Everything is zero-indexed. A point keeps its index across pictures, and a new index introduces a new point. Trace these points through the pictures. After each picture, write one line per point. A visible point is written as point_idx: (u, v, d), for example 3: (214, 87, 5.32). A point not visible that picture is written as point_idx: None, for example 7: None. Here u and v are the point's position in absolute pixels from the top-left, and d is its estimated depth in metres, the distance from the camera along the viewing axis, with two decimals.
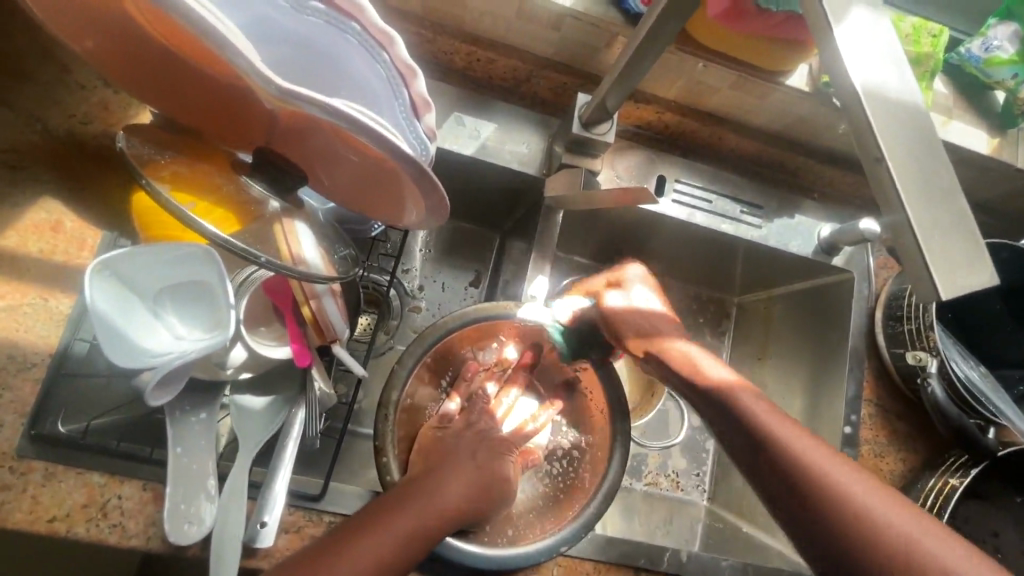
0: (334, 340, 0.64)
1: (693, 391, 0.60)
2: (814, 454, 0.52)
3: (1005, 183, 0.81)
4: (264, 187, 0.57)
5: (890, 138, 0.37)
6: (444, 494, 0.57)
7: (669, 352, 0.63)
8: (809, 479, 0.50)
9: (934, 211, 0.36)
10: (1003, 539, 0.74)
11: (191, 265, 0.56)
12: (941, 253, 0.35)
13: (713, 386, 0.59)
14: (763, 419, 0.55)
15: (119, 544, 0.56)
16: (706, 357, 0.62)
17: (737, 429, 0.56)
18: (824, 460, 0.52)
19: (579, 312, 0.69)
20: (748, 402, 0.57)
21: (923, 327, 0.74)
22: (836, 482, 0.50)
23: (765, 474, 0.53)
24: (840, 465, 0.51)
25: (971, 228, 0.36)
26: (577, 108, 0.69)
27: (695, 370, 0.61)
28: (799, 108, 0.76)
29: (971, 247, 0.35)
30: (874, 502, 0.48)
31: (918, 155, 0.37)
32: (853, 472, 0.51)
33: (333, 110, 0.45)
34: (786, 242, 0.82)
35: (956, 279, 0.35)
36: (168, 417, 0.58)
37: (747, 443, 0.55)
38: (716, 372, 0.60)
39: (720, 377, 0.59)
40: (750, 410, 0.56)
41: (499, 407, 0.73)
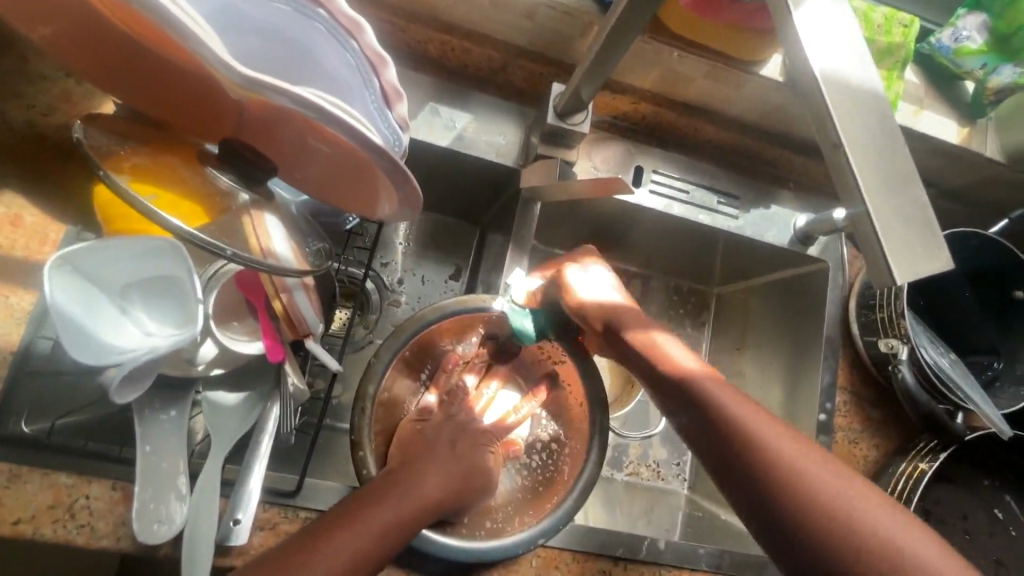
0: (308, 335, 0.62)
1: (654, 378, 0.59)
2: (777, 440, 0.51)
3: (976, 172, 0.82)
4: (231, 179, 0.55)
5: (849, 126, 0.37)
6: (422, 488, 0.56)
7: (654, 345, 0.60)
8: (747, 445, 0.51)
9: (894, 200, 0.36)
10: (972, 522, 0.75)
11: (159, 260, 0.55)
12: (898, 243, 0.35)
13: (677, 372, 0.57)
14: (734, 412, 0.53)
15: (88, 545, 0.55)
16: (673, 342, 0.61)
17: (701, 421, 0.55)
18: (768, 431, 0.52)
19: (536, 291, 0.68)
20: (716, 392, 0.55)
21: (895, 315, 0.74)
22: (776, 450, 0.51)
23: (726, 466, 0.52)
24: (800, 451, 0.51)
25: (929, 218, 0.36)
26: (551, 99, 0.69)
27: (671, 362, 0.58)
28: (774, 98, 0.76)
29: (930, 238, 0.36)
30: (813, 473, 0.49)
31: (881, 145, 0.37)
32: (817, 459, 0.50)
33: (300, 101, 0.44)
34: (763, 232, 0.82)
35: (916, 267, 0.35)
36: (138, 415, 0.57)
37: (697, 415, 0.55)
38: (684, 359, 0.59)
39: (683, 364, 0.58)
40: (712, 395, 0.55)
41: (479, 400, 0.73)
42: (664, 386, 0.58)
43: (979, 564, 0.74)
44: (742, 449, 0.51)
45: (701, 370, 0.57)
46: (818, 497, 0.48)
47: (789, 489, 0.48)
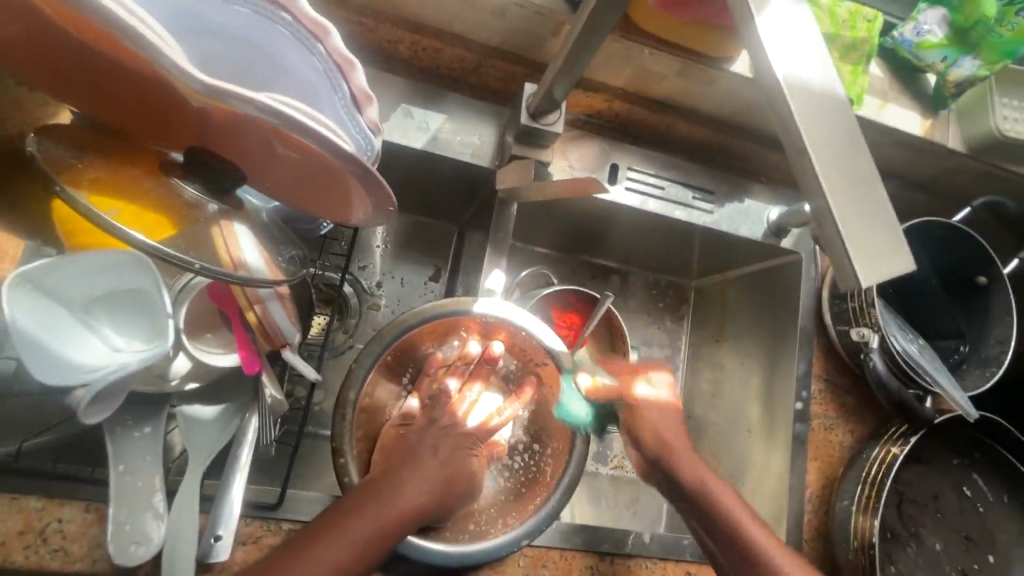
0: (285, 345, 0.60)
1: (677, 490, 0.67)
2: (742, 519, 0.62)
3: (942, 161, 0.84)
4: (197, 188, 0.54)
5: (812, 128, 0.38)
6: (403, 494, 0.56)
7: (669, 440, 0.69)
8: (732, 530, 0.61)
9: (854, 198, 0.37)
10: (942, 500, 0.78)
11: (125, 273, 0.53)
12: (862, 242, 0.36)
13: (683, 464, 0.67)
14: (748, 531, 0.61)
15: (62, 569, 0.54)
16: (672, 423, 0.71)
17: (725, 542, 0.61)
18: (741, 513, 0.63)
19: (601, 385, 0.72)
20: (703, 475, 0.66)
21: (865, 305, 0.75)
22: (745, 527, 0.61)
23: (719, 549, 0.62)
24: (753, 522, 0.62)
25: (891, 217, 0.37)
26: (525, 99, 0.68)
27: (681, 447, 0.69)
28: (744, 93, 0.76)
29: (892, 236, 0.37)
30: (765, 543, 0.60)
31: (841, 143, 0.38)
32: (766, 532, 0.61)
33: (269, 110, 0.44)
34: (737, 226, 0.83)
35: (878, 267, 0.36)
36: (109, 433, 0.55)
37: (694, 502, 0.65)
38: (680, 431, 0.71)
39: (705, 480, 0.66)
40: (697, 476, 0.66)
41: (461, 403, 0.71)
42: (686, 498, 0.66)
43: (949, 540, 0.77)
44: (730, 533, 0.61)
45: (716, 483, 0.65)
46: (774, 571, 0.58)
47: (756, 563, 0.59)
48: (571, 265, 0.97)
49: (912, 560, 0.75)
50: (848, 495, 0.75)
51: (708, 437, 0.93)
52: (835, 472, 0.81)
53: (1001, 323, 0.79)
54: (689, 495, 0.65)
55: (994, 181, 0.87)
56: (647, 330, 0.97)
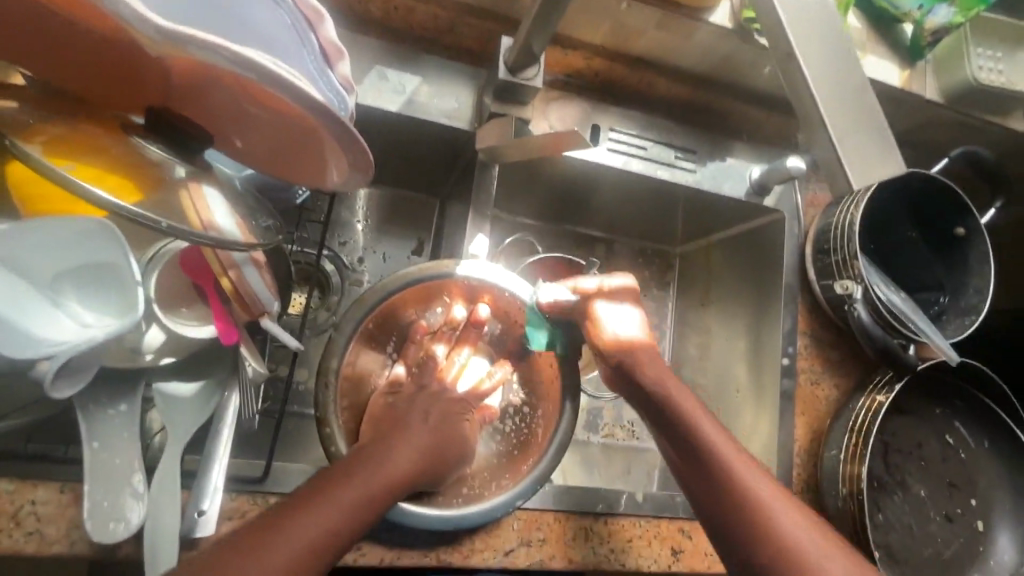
0: (263, 314, 0.58)
1: (655, 413, 0.64)
2: (710, 433, 0.60)
3: (920, 113, 0.84)
4: (162, 149, 0.51)
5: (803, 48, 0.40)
6: (390, 464, 0.54)
7: (636, 348, 0.67)
8: (696, 440, 0.60)
9: (844, 103, 0.39)
10: (927, 449, 0.80)
11: (88, 243, 0.50)
12: (853, 145, 0.38)
13: (654, 376, 0.65)
14: (714, 444, 0.59)
15: (39, 552, 0.52)
16: (653, 358, 0.67)
17: (694, 458, 0.59)
18: (707, 426, 0.61)
19: (560, 302, 0.67)
20: (661, 375, 0.65)
21: (849, 256, 0.76)
22: (709, 439, 0.60)
23: (685, 463, 0.60)
24: (731, 445, 0.60)
25: (883, 126, 0.39)
26: (501, 54, 0.66)
27: (657, 373, 0.65)
28: (723, 46, 0.75)
29: (884, 145, 0.38)
30: (742, 469, 0.58)
31: (833, 63, 0.40)
32: (739, 455, 0.59)
33: (236, 57, 0.41)
34: (719, 185, 0.82)
35: (870, 169, 0.38)
36: (81, 411, 0.53)
37: (658, 408, 0.63)
38: (660, 368, 0.66)
39: (711, 435, 0.60)
40: (677, 396, 0.63)
41: (450, 368, 0.69)
42: (663, 421, 0.63)
43: (933, 488, 0.79)
44: (692, 443, 0.60)
45: (678, 390, 0.64)
46: (748, 496, 0.56)
47: (724, 478, 0.57)
48: (556, 234, 0.96)
49: (898, 507, 0.77)
50: (836, 445, 0.76)
51: None
52: (822, 426, 0.82)
53: (979, 273, 0.80)
54: (657, 408, 0.64)
55: (970, 132, 0.88)
56: None
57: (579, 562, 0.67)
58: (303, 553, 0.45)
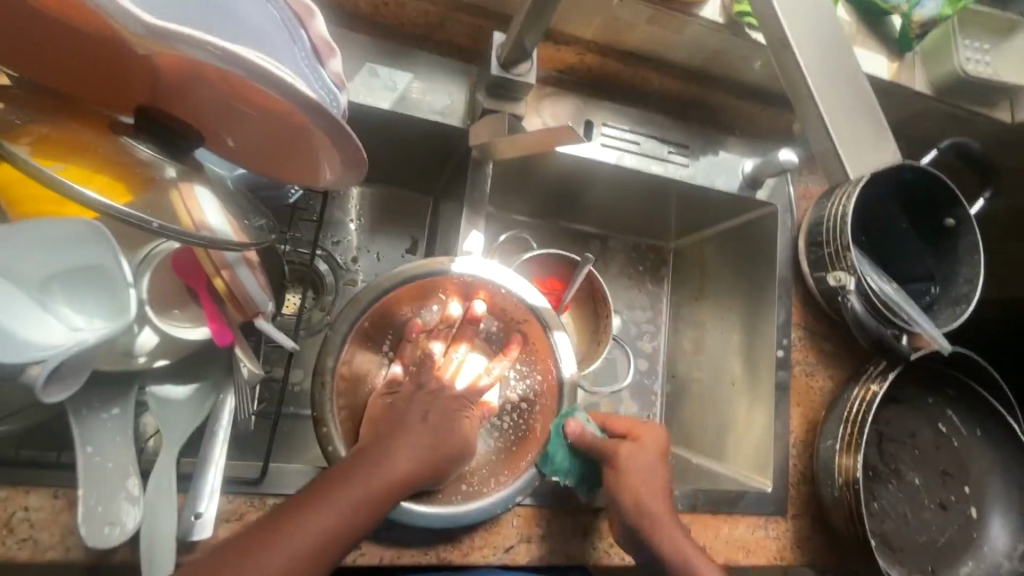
0: (256, 314, 0.58)
1: (651, 560, 0.58)
2: (684, 552, 0.57)
3: (909, 104, 0.85)
4: (152, 149, 0.50)
5: (828, 104, 0.68)
6: (391, 465, 0.53)
7: (653, 509, 0.59)
8: (684, 571, 0.56)
9: None
10: (920, 438, 0.81)
11: (75, 246, 0.49)
12: None
13: (654, 526, 0.58)
14: (690, 564, 0.57)
15: (32, 559, 0.51)
16: (655, 490, 0.60)
17: None
18: (687, 548, 0.57)
19: (589, 432, 0.64)
20: (663, 525, 0.58)
21: (842, 248, 0.76)
22: (685, 557, 0.57)
23: None
24: (685, 538, 0.58)
25: None
26: (494, 50, 0.66)
27: (662, 524, 0.58)
28: (715, 41, 0.75)
29: None
30: (695, 560, 0.57)
31: None
32: (692, 545, 0.58)
33: (222, 53, 0.40)
34: (712, 179, 0.83)
35: None
36: (72, 416, 0.52)
37: (647, 551, 0.58)
38: (668, 521, 0.59)
39: (690, 558, 0.57)
40: (672, 542, 0.57)
41: (448, 365, 0.69)
42: (663, 574, 0.57)
43: (927, 476, 0.80)
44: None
45: (686, 542, 0.58)
46: None
47: None
48: (550, 231, 0.97)
49: (892, 495, 0.78)
50: (832, 436, 0.76)
51: (692, 393, 0.94)
52: (818, 417, 0.83)
53: (969, 263, 0.80)
54: (652, 554, 0.58)
55: (957, 124, 0.89)
56: (631, 294, 1.00)
57: (579, 557, 0.67)
58: (302, 562, 0.45)
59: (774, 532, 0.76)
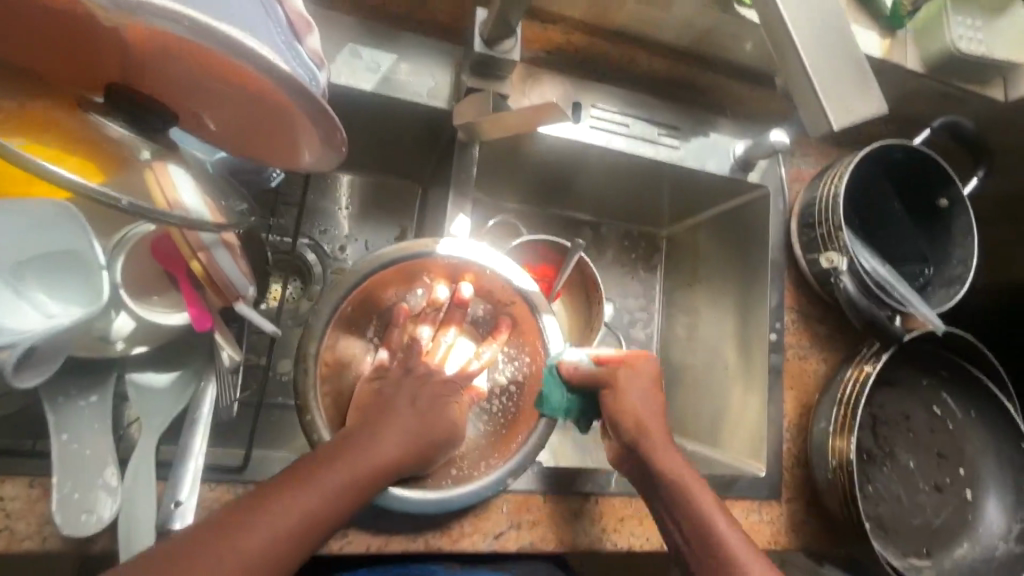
0: (238, 298, 0.56)
1: (649, 481, 0.59)
2: (677, 472, 0.58)
3: (902, 83, 0.84)
4: (121, 126, 0.48)
5: (811, 52, 0.59)
6: (375, 450, 0.52)
7: (650, 428, 0.60)
8: (677, 488, 0.57)
9: (833, 69, 0.60)
10: (913, 420, 0.80)
11: (47, 229, 0.48)
12: (837, 97, 0.59)
13: (650, 447, 0.59)
14: (685, 482, 0.57)
15: (9, 549, 0.50)
16: (654, 413, 0.61)
17: (679, 516, 0.56)
18: (681, 468, 0.58)
19: (581, 366, 0.64)
20: (657, 444, 0.59)
21: (834, 228, 0.76)
22: (677, 476, 0.57)
23: (670, 516, 0.57)
24: (681, 461, 0.59)
25: (864, 75, 0.60)
26: (476, 27, 0.65)
27: (659, 443, 0.59)
28: (702, 18, 0.74)
29: (864, 90, 0.59)
30: (689, 482, 0.57)
31: (825, 47, 0.60)
32: (685, 466, 0.59)
33: (196, 27, 0.39)
34: (703, 161, 0.82)
35: (852, 111, 0.59)
36: (47, 403, 0.51)
37: (644, 470, 0.59)
38: (664, 438, 0.60)
39: (685, 483, 0.57)
40: (664, 462, 0.58)
41: (436, 350, 0.67)
42: (660, 493, 0.58)
43: (921, 459, 0.79)
44: (674, 495, 0.57)
45: (681, 466, 0.58)
46: (693, 507, 0.56)
47: (688, 507, 0.56)
48: (542, 218, 0.96)
49: (886, 477, 0.78)
50: (825, 418, 0.76)
51: (686, 380, 0.94)
52: (811, 400, 0.82)
53: (963, 243, 0.80)
54: (649, 474, 0.59)
55: (949, 103, 0.88)
56: (622, 282, 0.99)
57: (569, 542, 0.66)
58: (276, 547, 0.44)
59: (768, 516, 0.75)
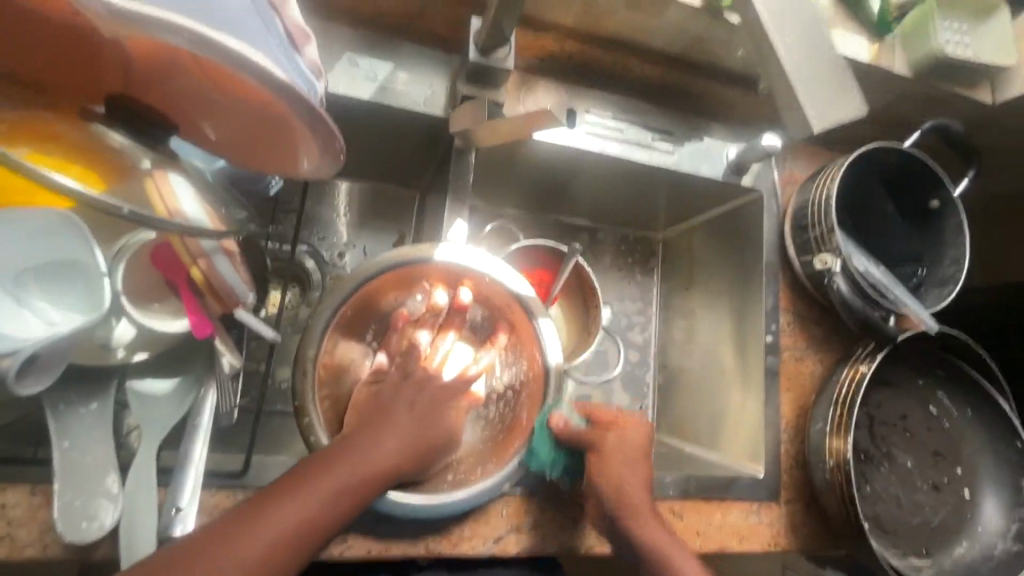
0: (238, 305, 0.57)
1: (632, 549, 0.61)
2: (660, 538, 0.60)
3: (891, 87, 0.85)
4: (123, 137, 0.49)
5: (793, 56, 0.60)
6: (374, 456, 0.52)
7: (633, 501, 0.61)
8: (660, 559, 0.59)
9: (814, 73, 0.60)
10: (910, 420, 0.81)
11: (50, 237, 0.49)
12: (819, 100, 0.59)
13: (637, 512, 0.61)
14: (666, 553, 0.59)
15: (10, 556, 0.51)
16: (637, 478, 0.63)
17: None
18: (663, 536, 0.60)
19: (572, 425, 0.65)
20: (642, 514, 0.61)
21: (827, 230, 0.77)
22: (660, 544, 0.59)
23: None
24: (663, 528, 0.61)
25: (845, 82, 0.60)
26: (472, 35, 0.66)
27: (641, 516, 0.61)
28: (693, 26, 0.75)
29: (845, 94, 0.60)
30: (671, 547, 0.60)
31: (808, 52, 0.61)
32: (667, 533, 0.61)
33: (197, 38, 0.40)
34: (697, 166, 0.83)
35: (834, 114, 0.59)
36: (49, 411, 0.51)
37: (626, 538, 0.61)
38: (647, 509, 0.61)
39: (666, 547, 0.60)
40: (650, 532, 0.60)
41: (434, 356, 0.65)
42: (641, 562, 0.60)
43: (919, 458, 0.79)
44: (657, 568, 0.59)
45: (664, 535, 0.60)
46: None
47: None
48: (539, 224, 0.97)
49: (884, 478, 0.78)
50: (822, 418, 0.76)
51: (683, 383, 0.94)
52: (808, 401, 0.82)
53: (955, 244, 0.81)
54: (632, 542, 0.60)
55: (938, 106, 0.89)
56: (618, 286, 0.99)
57: (569, 546, 0.66)
58: (273, 551, 0.45)
59: (766, 517, 0.76)
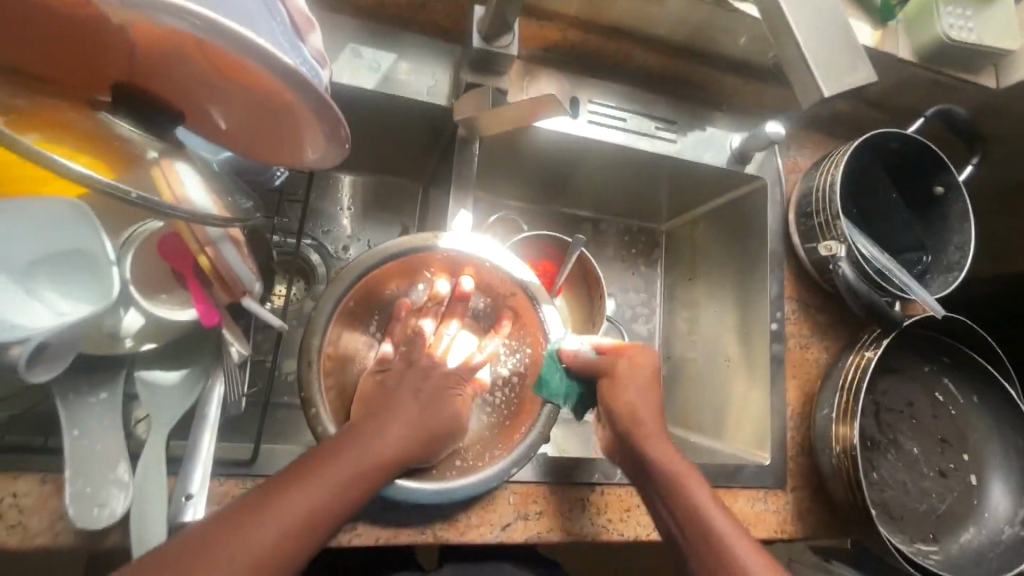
0: (244, 294, 0.57)
1: (647, 478, 0.59)
2: (670, 461, 0.59)
3: (895, 73, 0.85)
4: (129, 124, 0.49)
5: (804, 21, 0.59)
6: (379, 444, 0.52)
7: (644, 417, 0.61)
8: (672, 477, 0.57)
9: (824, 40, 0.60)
10: (916, 407, 0.81)
11: (59, 226, 0.49)
12: (830, 69, 0.59)
13: (647, 444, 0.60)
14: (677, 472, 0.58)
15: (22, 545, 0.51)
16: (649, 406, 0.62)
17: (675, 512, 0.56)
18: (676, 460, 0.59)
19: (582, 354, 0.66)
20: (652, 439, 0.60)
21: (832, 217, 0.77)
22: (670, 464, 0.58)
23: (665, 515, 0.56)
24: (679, 457, 0.60)
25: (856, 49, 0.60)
26: (475, 23, 0.66)
27: (654, 442, 0.60)
28: (695, 14, 0.75)
29: (855, 61, 0.60)
30: (683, 470, 0.58)
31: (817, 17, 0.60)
32: (680, 459, 0.59)
33: (203, 24, 0.40)
34: (700, 155, 0.83)
35: (845, 83, 0.59)
36: (59, 400, 0.52)
37: (640, 466, 0.60)
38: (659, 435, 0.61)
39: (677, 470, 0.58)
40: (658, 450, 0.59)
41: (439, 343, 0.68)
42: (654, 487, 0.58)
43: (925, 445, 0.79)
44: (669, 490, 0.56)
45: (677, 460, 0.59)
46: (689, 501, 0.55)
47: (685, 503, 0.55)
48: (542, 215, 0.97)
49: (890, 465, 0.78)
50: (828, 405, 0.76)
51: (688, 373, 0.94)
52: (814, 388, 0.82)
53: (960, 230, 0.81)
54: (644, 469, 0.59)
55: (942, 93, 0.89)
56: (621, 277, 0.99)
57: (575, 532, 0.66)
58: (282, 539, 0.45)
59: (773, 505, 0.76)
